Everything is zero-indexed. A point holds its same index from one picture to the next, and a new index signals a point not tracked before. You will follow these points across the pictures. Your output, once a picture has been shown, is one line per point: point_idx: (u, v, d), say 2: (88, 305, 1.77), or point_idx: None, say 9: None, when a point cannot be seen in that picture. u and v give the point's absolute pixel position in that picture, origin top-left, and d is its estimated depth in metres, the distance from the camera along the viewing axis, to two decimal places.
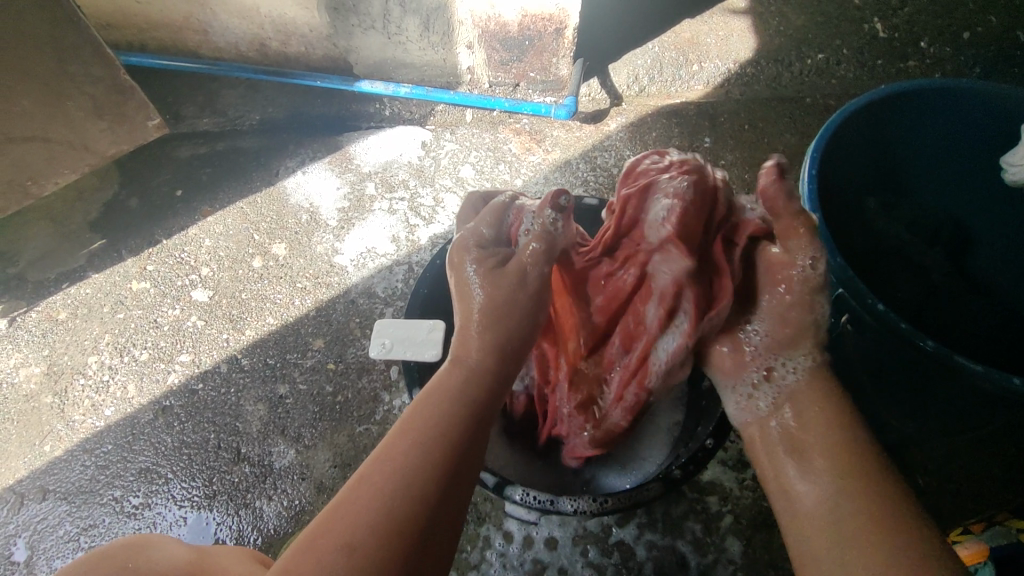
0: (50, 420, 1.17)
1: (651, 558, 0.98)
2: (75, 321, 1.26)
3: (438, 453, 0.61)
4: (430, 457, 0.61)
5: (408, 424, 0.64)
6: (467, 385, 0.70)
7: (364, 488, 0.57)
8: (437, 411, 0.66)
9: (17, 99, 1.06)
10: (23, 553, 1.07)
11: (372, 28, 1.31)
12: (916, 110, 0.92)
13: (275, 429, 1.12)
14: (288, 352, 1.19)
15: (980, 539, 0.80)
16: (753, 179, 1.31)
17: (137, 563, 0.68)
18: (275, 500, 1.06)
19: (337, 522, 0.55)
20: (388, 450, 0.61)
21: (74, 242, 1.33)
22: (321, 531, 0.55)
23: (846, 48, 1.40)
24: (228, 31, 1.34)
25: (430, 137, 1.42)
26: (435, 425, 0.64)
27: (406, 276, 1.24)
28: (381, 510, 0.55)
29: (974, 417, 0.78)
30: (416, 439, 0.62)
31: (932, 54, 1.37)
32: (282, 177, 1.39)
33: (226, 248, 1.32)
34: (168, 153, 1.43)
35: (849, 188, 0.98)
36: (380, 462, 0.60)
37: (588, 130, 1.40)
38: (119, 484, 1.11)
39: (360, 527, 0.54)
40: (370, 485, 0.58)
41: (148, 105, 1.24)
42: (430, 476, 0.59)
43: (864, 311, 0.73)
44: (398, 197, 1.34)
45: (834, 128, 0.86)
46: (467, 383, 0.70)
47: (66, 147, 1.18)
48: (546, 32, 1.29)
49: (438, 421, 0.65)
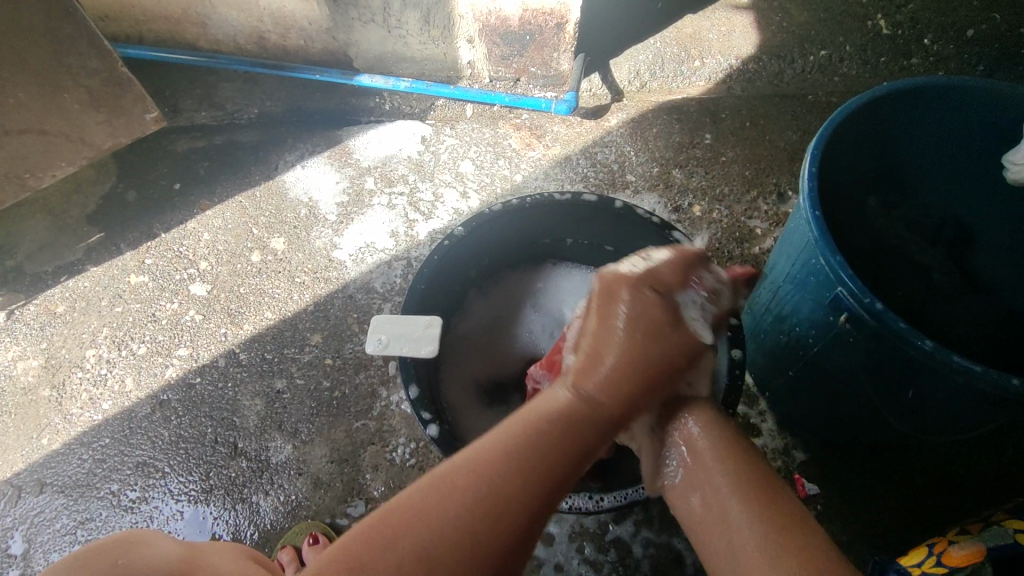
0: (48, 414, 1.17)
1: (647, 556, 0.98)
2: (73, 314, 1.26)
3: (519, 495, 0.52)
4: (507, 494, 0.51)
5: (503, 446, 0.54)
6: (584, 417, 0.57)
7: (435, 505, 0.51)
8: (529, 440, 0.55)
9: (12, 91, 1.06)
10: (20, 546, 1.07)
11: (371, 21, 1.30)
12: (921, 107, 0.89)
13: (272, 424, 1.12)
14: (286, 347, 1.18)
15: (978, 540, 0.79)
16: (754, 176, 1.30)
17: None
18: (272, 495, 1.07)
19: (394, 534, 0.50)
20: (473, 468, 0.53)
21: (73, 235, 1.33)
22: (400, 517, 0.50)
23: (849, 44, 1.38)
24: (227, 23, 1.32)
25: (430, 132, 1.41)
26: (526, 454, 0.54)
27: (405, 272, 1.24)
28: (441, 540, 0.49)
29: (973, 418, 0.77)
30: (504, 466, 0.52)
31: (936, 51, 1.35)
32: (282, 171, 1.38)
33: (224, 242, 1.31)
34: (167, 146, 1.43)
35: (849, 187, 0.97)
36: (460, 480, 0.52)
37: (589, 126, 1.39)
38: (117, 478, 1.11)
39: (416, 555, 0.49)
40: (443, 508, 0.51)
41: (146, 97, 1.23)
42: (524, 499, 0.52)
43: (862, 311, 0.72)
44: (397, 192, 1.34)
45: (833, 126, 0.84)
46: (569, 419, 0.57)
47: (63, 140, 1.18)
48: (546, 26, 1.29)
49: (532, 457, 0.54)
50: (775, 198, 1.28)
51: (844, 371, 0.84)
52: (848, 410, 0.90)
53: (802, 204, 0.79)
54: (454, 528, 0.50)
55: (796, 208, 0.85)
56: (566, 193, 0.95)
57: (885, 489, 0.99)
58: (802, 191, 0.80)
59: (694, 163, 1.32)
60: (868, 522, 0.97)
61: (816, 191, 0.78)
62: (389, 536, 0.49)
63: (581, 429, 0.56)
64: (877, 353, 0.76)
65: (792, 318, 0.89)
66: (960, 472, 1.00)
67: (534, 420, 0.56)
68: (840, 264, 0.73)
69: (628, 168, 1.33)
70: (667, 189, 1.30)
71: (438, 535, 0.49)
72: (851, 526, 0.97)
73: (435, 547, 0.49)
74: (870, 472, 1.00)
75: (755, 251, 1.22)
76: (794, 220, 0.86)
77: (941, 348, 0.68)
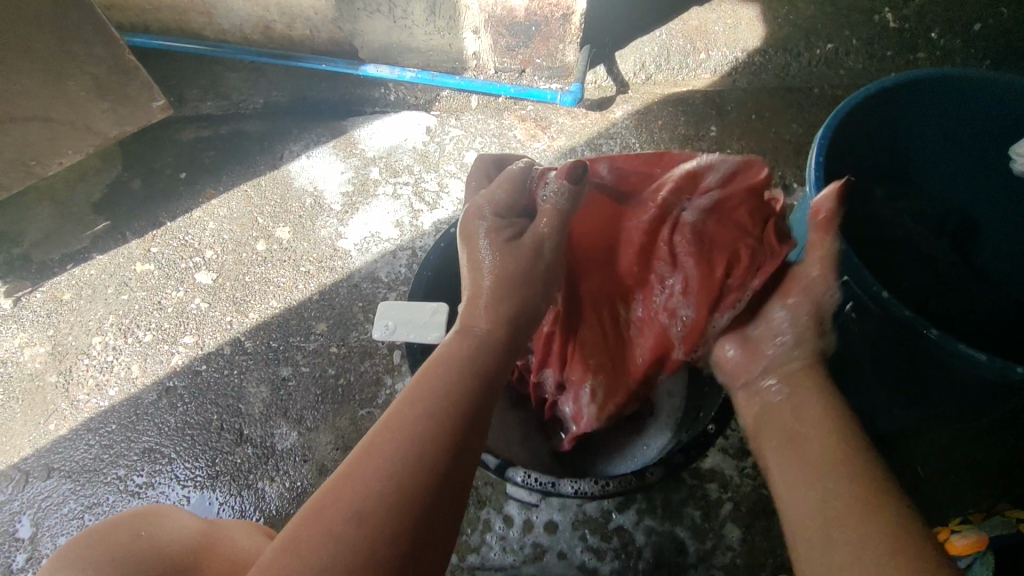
0: (55, 400, 1.17)
1: (650, 543, 0.98)
2: (80, 301, 1.27)
3: (452, 418, 0.60)
4: (440, 418, 0.59)
5: (414, 391, 0.62)
6: (480, 349, 0.68)
7: (378, 458, 0.55)
8: (441, 378, 0.64)
9: (18, 78, 1.06)
10: (27, 529, 1.08)
11: (377, 11, 1.30)
12: (928, 97, 0.90)
13: (277, 411, 1.13)
14: (291, 335, 1.19)
15: (980, 530, 0.80)
16: (759, 168, 1.30)
17: (151, 531, 0.69)
18: (277, 482, 1.07)
19: (342, 495, 0.53)
20: (396, 419, 0.59)
21: (79, 223, 1.33)
22: (330, 498, 0.53)
23: (856, 38, 1.38)
24: (233, 13, 1.33)
25: (435, 123, 1.41)
26: (441, 390, 0.62)
27: (410, 261, 1.25)
28: (390, 480, 0.54)
29: (978, 407, 0.77)
30: (430, 400, 0.61)
31: (942, 45, 1.34)
32: (287, 161, 1.39)
33: (229, 231, 1.32)
34: (172, 135, 1.43)
35: (856, 180, 0.98)
36: (391, 433, 0.58)
37: (594, 117, 1.39)
38: (123, 463, 1.12)
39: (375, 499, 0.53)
40: (382, 456, 0.56)
41: (152, 86, 1.24)
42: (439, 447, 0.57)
43: (868, 298, 0.72)
44: (402, 182, 1.34)
45: (842, 115, 0.84)
46: (474, 352, 0.67)
47: (69, 127, 1.18)
48: (552, 18, 1.29)
49: (445, 393, 0.62)
50: (780, 190, 1.28)
51: (850, 360, 0.84)
52: (853, 400, 0.90)
53: (808, 193, 0.79)
54: (400, 462, 0.55)
55: (802, 198, 0.85)
56: None
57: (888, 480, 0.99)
58: (808, 180, 0.80)
59: (699, 155, 1.32)
60: None
61: (822, 180, 0.78)
62: (338, 490, 0.54)
63: (485, 359, 0.67)
64: (884, 340, 0.76)
65: None
66: (964, 465, 1.00)
67: (439, 363, 0.66)
68: (846, 251, 0.73)
69: None
70: None
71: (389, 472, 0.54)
72: None
73: (388, 485, 0.53)
74: None
75: None
76: (800, 210, 0.87)
77: (947, 335, 0.68)
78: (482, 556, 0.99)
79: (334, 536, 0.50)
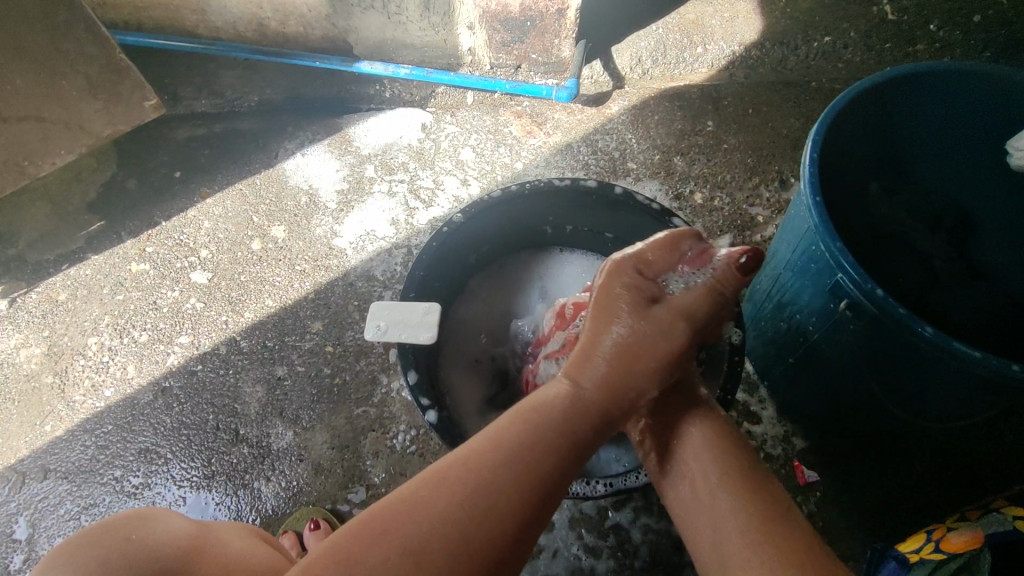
0: (51, 401, 1.17)
1: (646, 542, 0.98)
2: (74, 302, 1.26)
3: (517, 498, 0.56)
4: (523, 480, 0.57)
5: (522, 426, 0.61)
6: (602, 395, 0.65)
7: (464, 487, 0.55)
8: (533, 427, 0.61)
9: (10, 78, 1.05)
10: (24, 530, 1.08)
11: (371, 7, 1.28)
12: (928, 90, 0.88)
13: (273, 411, 1.12)
14: (287, 334, 1.19)
15: (976, 526, 0.79)
16: (756, 163, 1.29)
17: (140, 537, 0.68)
18: (274, 481, 1.08)
19: (425, 512, 0.53)
20: (500, 454, 0.58)
21: (73, 223, 1.33)
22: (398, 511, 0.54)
23: (853, 31, 1.35)
24: (226, 10, 1.30)
25: (430, 119, 1.40)
26: (552, 432, 0.60)
27: (405, 259, 1.24)
28: (462, 521, 0.53)
29: (976, 404, 0.77)
30: (529, 448, 0.59)
31: (941, 38, 1.31)
32: (282, 159, 1.38)
33: (225, 230, 1.31)
34: (167, 135, 1.42)
35: (852, 175, 0.97)
36: (492, 453, 0.58)
37: (590, 113, 1.38)
38: (119, 464, 1.12)
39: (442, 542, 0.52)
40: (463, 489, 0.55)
41: (144, 86, 1.23)
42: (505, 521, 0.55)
43: (863, 297, 0.72)
44: (398, 179, 1.33)
45: (838, 110, 0.83)
46: (591, 393, 0.64)
47: (62, 127, 1.18)
48: (548, 12, 1.27)
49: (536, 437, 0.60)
50: (777, 185, 1.27)
51: (844, 358, 0.84)
52: (848, 398, 0.90)
53: (803, 191, 0.78)
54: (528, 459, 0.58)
55: (797, 195, 0.84)
56: (566, 179, 0.95)
57: (885, 475, 0.99)
58: (803, 177, 0.79)
59: (696, 150, 1.31)
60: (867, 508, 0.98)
61: (817, 177, 0.77)
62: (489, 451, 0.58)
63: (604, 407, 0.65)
64: (877, 338, 0.76)
65: (792, 306, 0.89)
66: None
67: (562, 399, 0.63)
68: (840, 250, 0.72)
69: (630, 156, 1.32)
70: (668, 176, 1.29)
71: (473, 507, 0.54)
72: None
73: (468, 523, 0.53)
74: (871, 459, 1.00)
75: (756, 239, 1.22)
76: (796, 207, 0.86)
77: (941, 334, 0.68)
78: None
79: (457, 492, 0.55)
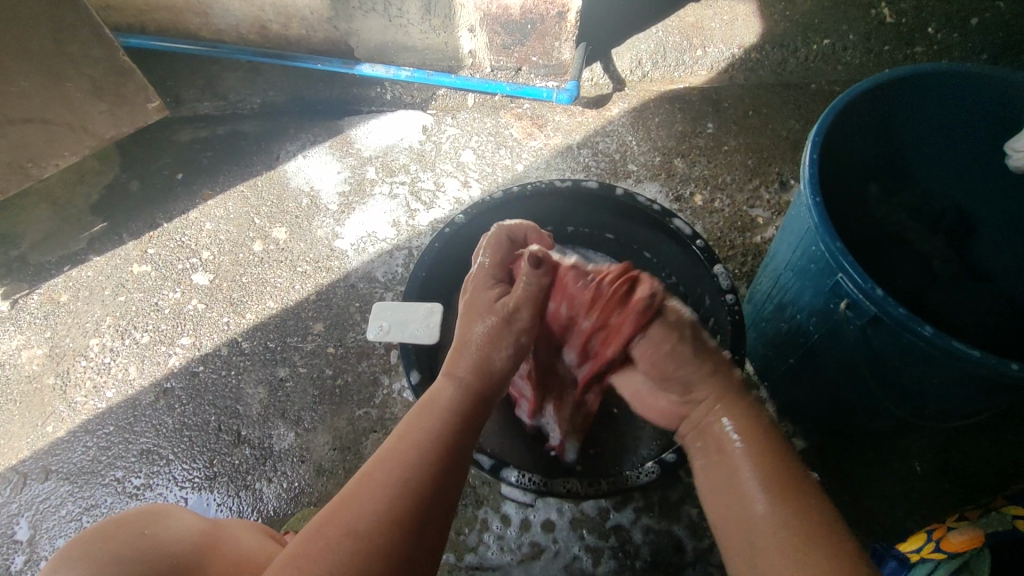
0: (53, 402, 1.18)
1: (647, 542, 0.99)
2: (76, 303, 1.27)
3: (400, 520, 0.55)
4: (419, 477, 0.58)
5: (387, 448, 0.61)
6: (471, 396, 0.68)
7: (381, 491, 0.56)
8: (411, 442, 0.61)
9: (14, 80, 1.06)
10: (26, 531, 1.08)
11: (373, 10, 1.29)
12: (927, 90, 0.88)
13: (274, 412, 1.13)
14: (288, 335, 1.19)
15: (975, 526, 0.79)
16: (756, 165, 1.30)
17: (154, 529, 0.69)
18: (275, 482, 1.08)
19: (345, 515, 0.55)
20: (370, 474, 0.58)
21: (76, 225, 1.33)
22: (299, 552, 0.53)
23: (852, 33, 1.36)
24: (228, 13, 1.29)
25: (431, 121, 1.41)
26: (432, 434, 0.63)
27: (407, 261, 1.25)
28: (344, 566, 0.51)
29: (978, 402, 0.77)
30: (389, 472, 0.58)
31: (940, 40, 1.32)
32: (283, 161, 1.38)
33: (226, 232, 1.31)
34: (168, 137, 1.42)
35: (851, 177, 0.98)
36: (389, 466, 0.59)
37: (590, 115, 1.39)
38: (121, 465, 1.12)
39: (331, 559, 0.51)
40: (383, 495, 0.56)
41: (147, 88, 1.23)
42: (387, 538, 0.53)
43: (863, 297, 0.72)
44: (399, 181, 1.34)
45: (838, 110, 0.84)
46: (465, 399, 0.67)
47: (65, 129, 1.18)
48: (548, 15, 1.28)
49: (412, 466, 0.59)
50: (777, 187, 1.28)
51: (843, 358, 0.84)
52: (849, 397, 0.90)
53: (803, 191, 0.79)
54: (398, 480, 0.57)
55: (797, 196, 0.85)
56: (567, 181, 0.97)
57: (885, 477, 1.00)
58: (803, 178, 0.79)
59: (696, 152, 1.32)
60: (870, 509, 0.98)
61: (817, 177, 0.78)
62: (361, 477, 0.58)
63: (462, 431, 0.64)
64: (877, 338, 0.76)
65: (793, 306, 0.89)
66: (959, 460, 1.00)
67: (434, 409, 0.66)
68: (841, 250, 0.73)
69: (630, 158, 1.32)
70: (668, 178, 1.29)
71: (384, 501, 0.55)
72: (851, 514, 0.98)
73: (353, 549, 0.52)
74: (871, 459, 1.01)
75: (757, 241, 1.23)
76: (796, 208, 0.86)
77: (941, 334, 0.68)
78: (480, 555, 0.99)
79: (347, 523, 0.54)
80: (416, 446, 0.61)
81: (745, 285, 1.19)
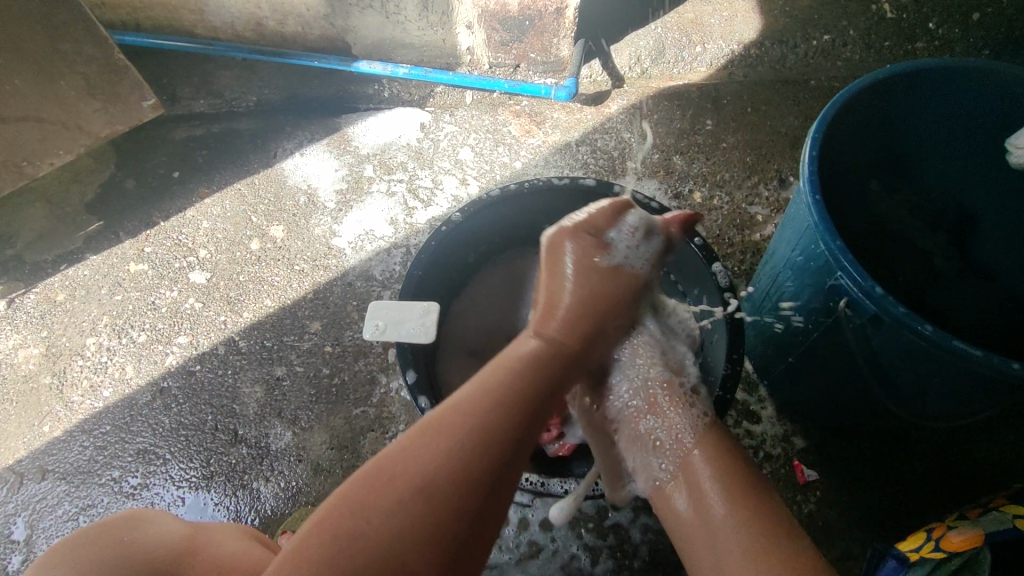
0: (49, 402, 1.17)
1: (646, 541, 0.98)
2: (73, 303, 1.26)
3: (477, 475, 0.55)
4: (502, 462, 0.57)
5: (461, 397, 0.59)
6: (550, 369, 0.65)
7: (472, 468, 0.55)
8: (492, 396, 0.60)
9: (9, 77, 1.05)
10: (23, 531, 1.08)
11: (369, 7, 1.28)
12: (928, 85, 0.87)
13: (272, 411, 1.12)
14: (286, 334, 1.18)
15: (976, 525, 0.79)
16: (756, 161, 1.29)
17: (134, 537, 0.68)
18: (272, 482, 1.07)
19: (425, 457, 0.55)
20: (444, 421, 0.57)
21: (72, 223, 1.33)
22: (367, 489, 0.53)
23: (853, 28, 1.35)
24: (225, 10, 1.28)
25: (429, 119, 1.40)
26: (514, 389, 0.61)
27: (404, 259, 1.24)
28: (417, 515, 0.52)
29: (978, 401, 0.76)
30: (468, 424, 0.57)
31: (940, 35, 1.31)
32: (280, 159, 1.38)
33: (223, 231, 1.31)
34: (165, 135, 1.42)
35: (850, 174, 0.98)
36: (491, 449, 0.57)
37: (589, 112, 1.38)
38: (118, 465, 1.12)
39: (402, 508, 0.52)
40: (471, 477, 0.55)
41: (143, 86, 1.22)
42: (463, 492, 0.53)
43: (862, 295, 0.72)
44: (396, 179, 1.33)
45: (837, 107, 0.83)
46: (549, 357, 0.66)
47: (60, 127, 1.17)
48: (546, 12, 1.27)
49: (494, 424, 0.58)
50: (777, 184, 1.27)
51: (843, 357, 0.83)
52: (848, 396, 0.89)
53: (802, 188, 0.78)
54: (476, 436, 0.56)
55: (796, 193, 0.84)
56: (565, 178, 0.95)
57: (885, 475, 0.99)
58: (802, 175, 0.79)
59: (695, 149, 1.31)
60: (869, 508, 0.98)
61: (816, 174, 0.77)
62: (438, 420, 0.58)
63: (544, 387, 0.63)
64: (877, 337, 0.76)
65: (791, 304, 0.88)
66: (960, 458, 1.00)
67: (510, 363, 0.64)
68: (840, 248, 0.72)
69: (629, 155, 1.32)
70: (667, 175, 1.29)
71: (464, 449, 0.55)
72: (851, 513, 0.97)
73: (424, 491, 0.53)
74: (871, 457, 1.00)
75: (756, 238, 1.22)
76: (795, 205, 0.86)
77: (942, 332, 0.67)
78: None
79: (419, 469, 0.54)
80: (497, 400, 0.59)
81: (744, 283, 1.19)
